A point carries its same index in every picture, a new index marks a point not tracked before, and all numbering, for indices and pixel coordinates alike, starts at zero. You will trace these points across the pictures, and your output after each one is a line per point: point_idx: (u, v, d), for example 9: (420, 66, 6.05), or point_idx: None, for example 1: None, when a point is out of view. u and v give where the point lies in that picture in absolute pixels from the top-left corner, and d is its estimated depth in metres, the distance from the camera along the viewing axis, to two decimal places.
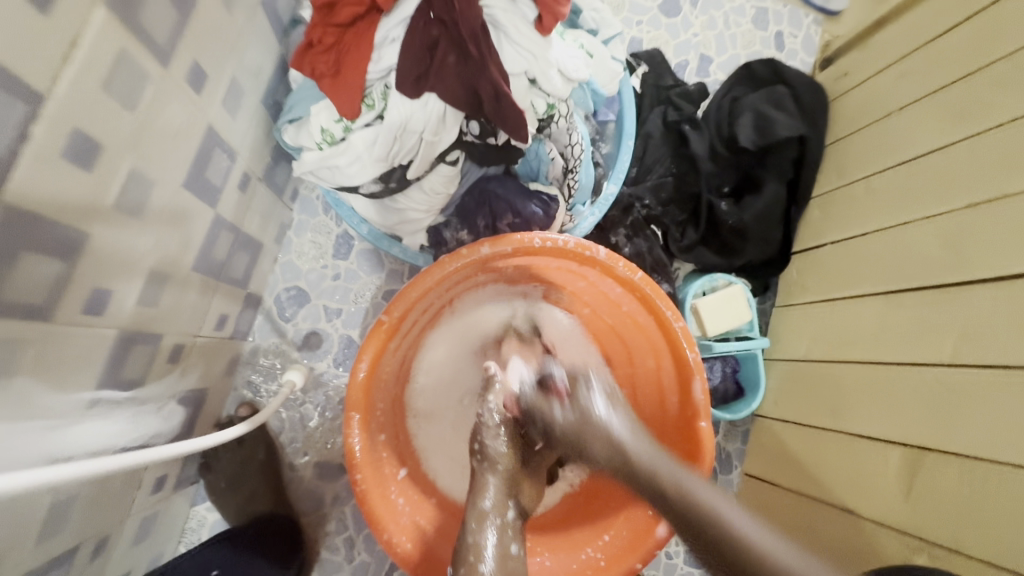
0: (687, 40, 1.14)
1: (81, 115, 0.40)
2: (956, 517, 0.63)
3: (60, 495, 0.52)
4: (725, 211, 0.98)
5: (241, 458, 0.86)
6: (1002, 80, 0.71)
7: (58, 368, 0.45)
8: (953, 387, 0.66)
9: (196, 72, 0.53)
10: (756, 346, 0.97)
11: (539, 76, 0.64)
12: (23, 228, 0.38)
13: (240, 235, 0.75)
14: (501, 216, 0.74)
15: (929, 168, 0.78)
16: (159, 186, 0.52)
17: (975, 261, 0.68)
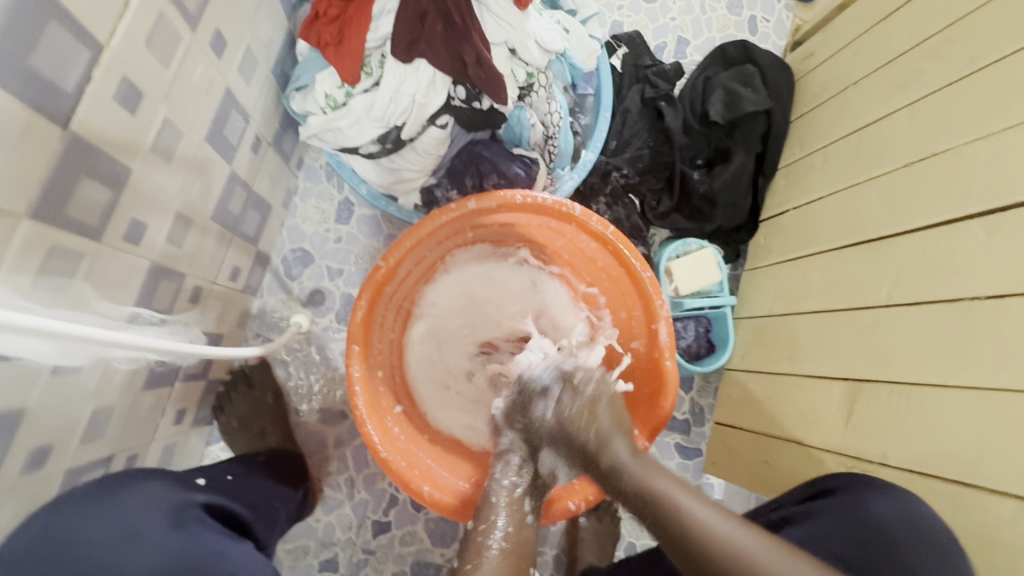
0: (666, 24, 1.22)
1: (128, 65, 0.48)
2: (886, 437, 0.71)
3: (103, 403, 0.60)
4: (696, 180, 1.06)
5: (252, 402, 0.92)
6: (938, 53, 0.79)
7: (103, 283, 0.53)
8: (886, 324, 0.75)
9: (217, 38, 0.61)
10: (726, 304, 1.05)
11: (518, 46, 0.73)
12: (84, 155, 0.46)
13: (252, 194, 0.83)
14: (487, 176, 0.82)
15: (876, 135, 0.87)
16: (186, 137, 0.60)
17: (908, 214, 0.76)
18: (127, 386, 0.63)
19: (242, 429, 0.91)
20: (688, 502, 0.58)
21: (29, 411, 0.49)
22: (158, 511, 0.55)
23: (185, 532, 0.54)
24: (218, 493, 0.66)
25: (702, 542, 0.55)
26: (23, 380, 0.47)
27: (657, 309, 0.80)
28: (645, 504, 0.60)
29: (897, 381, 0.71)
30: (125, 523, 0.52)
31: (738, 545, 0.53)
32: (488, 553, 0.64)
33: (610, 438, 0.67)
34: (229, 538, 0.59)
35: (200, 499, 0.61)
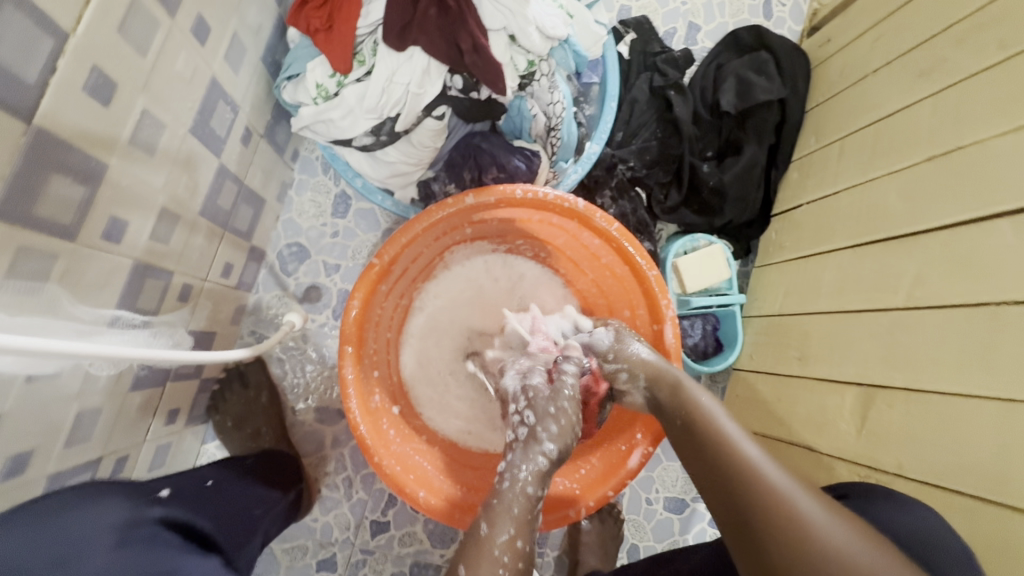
0: (675, 9, 1.17)
1: (99, 53, 0.45)
2: (902, 446, 0.68)
3: (87, 406, 0.58)
4: (706, 172, 1.02)
5: (246, 402, 0.91)
6: (963, 40, 0.74)
7: (81, 284, 0.51)
8: (904, 328, 0.71)
9: (200, 24, 0.58)
10: (735, 302, 1.01)
11: (518, 33, 0.70)
12: (53, 151, 0.44)
13: (244, 188, 0.80)
14: (486, 170, 0.79)
15: (897, 125, 0.82)
16: (169, 129, 0.57)
17: (931, 210, 0.72)
18: (113, 387, 0.61)
19: (236, 429, 0.90)
20: (741, 438, 0.55)
21: (5, 418, 0.47)
22: (106, 529, 0.52)
23: (131, 552, 0.52)
24: (181, 506, 0.63)
25: (739, 473, 0.52)
26: None
27: (663, 309, 0.77)
28: (693, 429, 0.59)
29: (915, 388, 0.67)
30: (64, 545, 0.49)
31: (778, 485, 0.50)
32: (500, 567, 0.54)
33: (664, 375, 0.66)
34: (185, 554, 0.57)
35: (157, 513, 0.59)
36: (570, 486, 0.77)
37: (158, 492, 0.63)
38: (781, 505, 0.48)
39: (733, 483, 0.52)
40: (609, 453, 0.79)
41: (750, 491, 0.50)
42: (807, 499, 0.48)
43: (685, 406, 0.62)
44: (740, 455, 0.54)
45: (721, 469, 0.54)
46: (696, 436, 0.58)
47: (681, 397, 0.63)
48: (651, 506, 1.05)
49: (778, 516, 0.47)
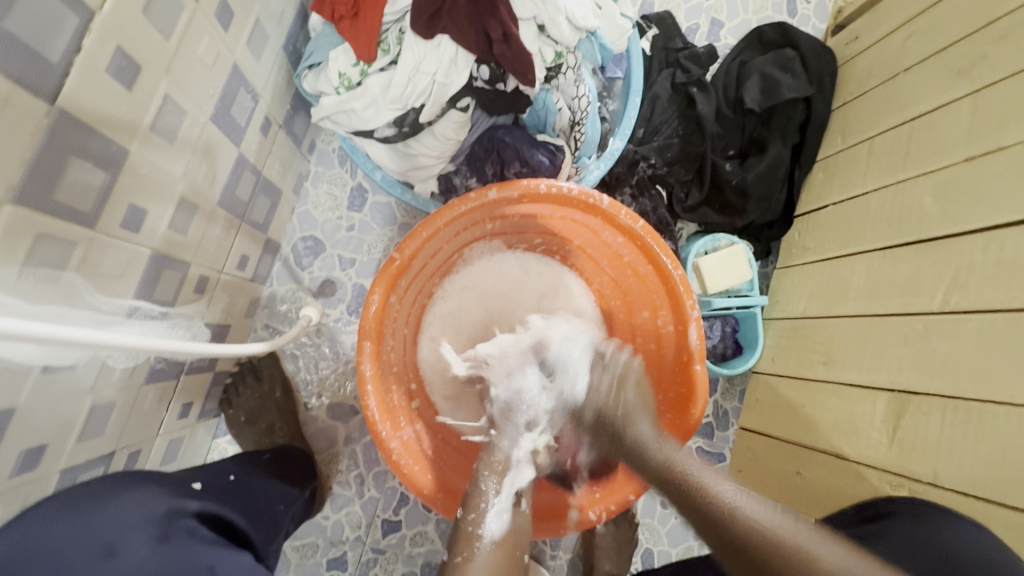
0: (699, 4, 1.15)
1: (123, 34, 0.44)
2: (936, 454, 0.66)
3: (101, 400, 0.56)
4: (728, 171, 1.00)
5: (259, 396, 0.89)
6: (1005, 37, 0.72)
7: (99, 273, 0.50)
8: (939, 334, 0.69)
9: (223, 8, 0.56)
10: (756, 304, 0.99)
11: (548, 22, 0.68)
12: (75, 135, 0.42)
13: (261, 179, 0.79)
14: (509, 164, 0.77)
15: (932, 126, 0.80)
16: (190, 115, 0.56)
17: (969, 213, 0.70)
18: (128, 380, 0.59)
19: (248, 424, 0.88)
20: (723, 484, 0.57)
21: (19, 410, 0.45)
22: (146, 523, 0.51)
23: (174, 545, 0.50)
24: (212, 500, 0.62)
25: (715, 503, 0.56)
26: (11, 377, 0.43)
27: (688, 310, 0.75)
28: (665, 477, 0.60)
29: (953, 396, 0.65)
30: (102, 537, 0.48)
31: (756, 515, 0.53)
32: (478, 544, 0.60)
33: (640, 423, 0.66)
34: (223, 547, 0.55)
35: (193, 507, 0.57)
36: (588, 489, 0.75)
37: (191, 484, 0.62)
38: (787, 542, 0.50)
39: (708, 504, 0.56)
40: None
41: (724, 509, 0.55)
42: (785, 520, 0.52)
43: (639, 449, 0.64)
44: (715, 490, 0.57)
45: (726, 524, 0.53)
46: (670, 485, 0.60)
47: (648, 447, 0.63)
48: (665, 510, 1.03)
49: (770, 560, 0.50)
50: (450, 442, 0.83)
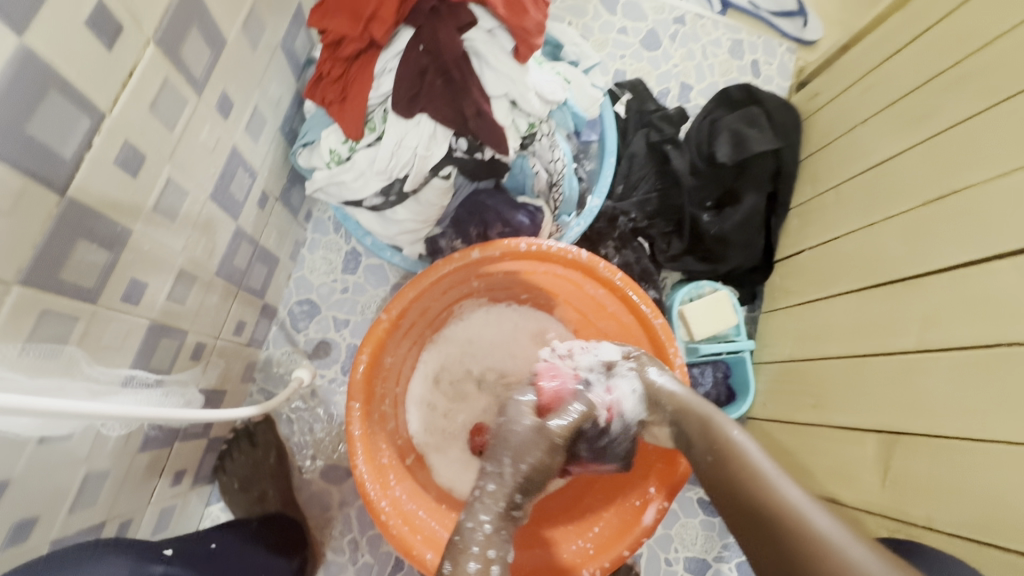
0: (668, 71, 1.24)
1: (131, 131, 0.49)
2: (929, 496, 0.65)
3: (94, 469, 0.57)
4: (707, 222, 1.04)
5: (253, 462, 0.90)
6: (946, 92, 0.79)
7: (98, 344, 0.53)
8: (920, 373, 0.69)
9: (224, 100, 0.63)
10: (744, 349, 1.01)
11: (519, 98, 0.72)
12: (81, 223, 0.46)
13: (259, 248, 0.83)
14: (492, 226, 0.82)
15: (892, 172, 0.84)
16: (191, 195, 0.61)
17: (934, 254, 0.73)
18: (122, 447, 0.60)
19: (241, 491, 0.89)
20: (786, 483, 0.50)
21: (12, 482, 0.47)
22: None
23: None
24: (182, 566, 0.62)
25: (780, 516, 0.47)
26: (8, 450, 0.45)
27: (671, 358, 0.77)
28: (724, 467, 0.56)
29: (934, 434, 0.66)
30: None
31: (797, 523, 0.45)
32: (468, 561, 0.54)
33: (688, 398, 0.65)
34: None
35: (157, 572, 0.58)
36: (583, 547, 0.75)
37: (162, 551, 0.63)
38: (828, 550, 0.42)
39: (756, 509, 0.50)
40: (622, 510, 0.77)
41: (769, 520, 0.48)
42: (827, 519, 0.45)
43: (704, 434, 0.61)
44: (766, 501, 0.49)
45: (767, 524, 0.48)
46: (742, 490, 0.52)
47: (710, 433, 0.60)
48: (670, 567, 1.00)
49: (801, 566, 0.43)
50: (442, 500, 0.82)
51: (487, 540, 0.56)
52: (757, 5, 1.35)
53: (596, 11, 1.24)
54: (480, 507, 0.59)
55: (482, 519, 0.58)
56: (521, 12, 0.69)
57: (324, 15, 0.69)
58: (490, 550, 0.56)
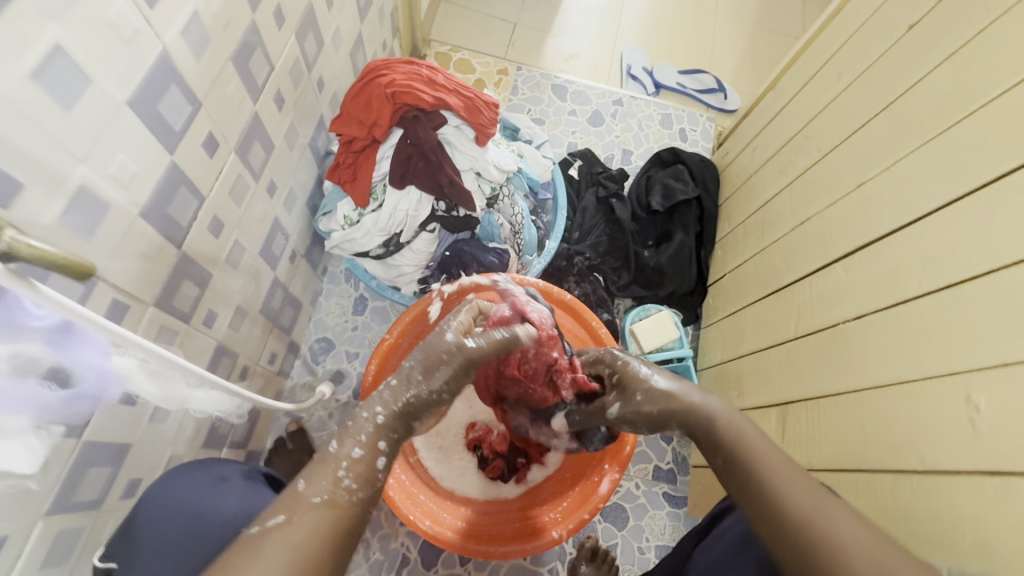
0: (612, 140, 1.54)
1: (218, 208, 0.74)
2: (809, 446, 0.84)
3: (175, 451, 0.77)
4: (647, 256, 1.29)
5: (292, 462, 1.07)
6: (800, 147, 1.07)
7: (188, 354, 0.74)
8: (796, 354, 0.91)
9: (271, 185, 0.89)
10: (687, 358, 1.21)
11: (482, 170, 1.00)
12: (187, 268, 0.70)
13: (289, 294, 1.07)
14: (469, 266, 1.06)
15: (775, 207, 1.10)
16: (247, 250, 0.85)
17: (800, 263, 0.97)
18: (191, 439, 0.80)
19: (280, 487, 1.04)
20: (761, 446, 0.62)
21: (132, 448, 0.67)
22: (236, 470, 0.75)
23: (255, 482, 0.75)
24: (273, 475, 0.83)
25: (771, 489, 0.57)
26: (134, 421, 0.65)
27: None
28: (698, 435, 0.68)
29: (810, 398, 0.85)
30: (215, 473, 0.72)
31: (805, 510, 0.54)
32: (338, 474, 0.57)
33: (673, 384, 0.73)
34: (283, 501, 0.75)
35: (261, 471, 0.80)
36: (554, 516, 0.93)
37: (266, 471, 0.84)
38: (774, 478, 0.58)
39: (772, 502, 0.56)
40: (584, 487, 0.95)
41: (783, 527, 0.54)
42: (831, 505, 0.54)
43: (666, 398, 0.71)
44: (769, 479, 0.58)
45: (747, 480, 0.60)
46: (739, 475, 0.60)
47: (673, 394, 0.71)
48: (643, 554, 1.15)
49: (823, 551, 0.51)
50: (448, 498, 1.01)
51: (376, 432, 0.61)
52: (683, 85, 1.67)
53: (550, 99, 1.56)
54: (389, 396, 0.63)
55: (375, 412, 0.62)
56: (477, 112, 0.97)
57: (337, 121, 0.94)
58: (378, 441, 0.60)
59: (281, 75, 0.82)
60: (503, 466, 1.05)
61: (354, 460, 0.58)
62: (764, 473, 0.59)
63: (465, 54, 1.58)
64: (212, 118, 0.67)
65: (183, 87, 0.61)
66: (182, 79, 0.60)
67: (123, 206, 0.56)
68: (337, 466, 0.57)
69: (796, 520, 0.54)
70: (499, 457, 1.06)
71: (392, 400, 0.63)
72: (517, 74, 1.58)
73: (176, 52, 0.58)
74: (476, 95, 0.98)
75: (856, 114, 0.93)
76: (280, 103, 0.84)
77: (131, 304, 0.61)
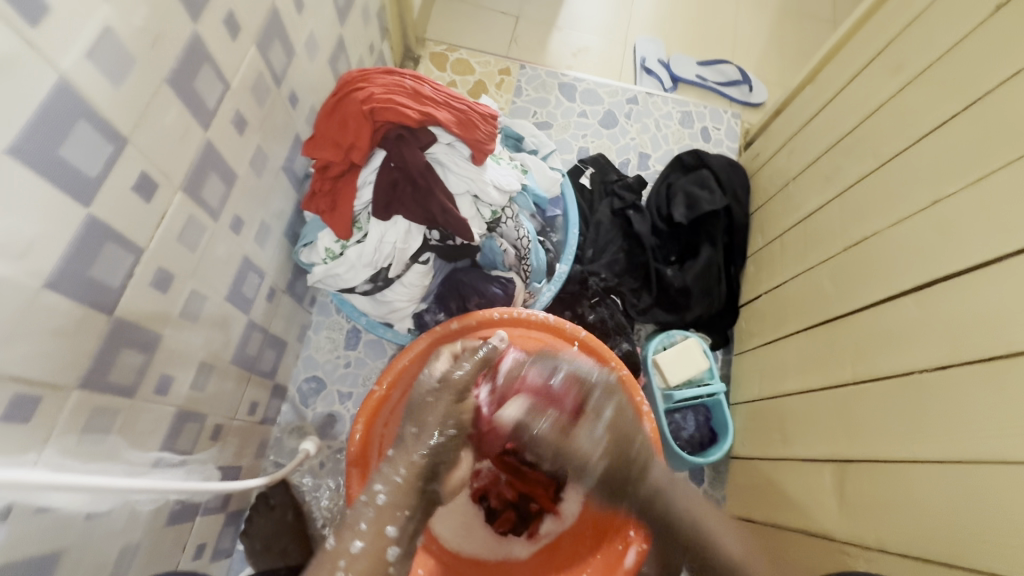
0: (626, 143, 1.40)
1: (164, 258, 0.62)
2: (874, 517, 0.72)
3: (130, 541, 0.66)
4: (671, 275, 1.14)
5: (274, 522, 0.97)
6: (850, 152, 0.92)
7: (135, 432, 0.63)
8: (857, 402, 0.78)
9: (236, 221, 0.77)
10: (718, 391, 1.08)
11: (479, 193, 0.87)
12: (124, 333, 0.58)
13: (269, 335, 0.96)
14: (469, 298, 0.94)
15: (822, 221, 0.96)
16: (209, 299, 0.73)
17: (858, 292, 0.83)
18: (151, 522, 0.70)
19: (264, 551, 0.95)
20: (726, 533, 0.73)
21: (65, 555, 0.56)
22: None
23: None
24: None
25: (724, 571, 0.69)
26: (62, 527, 0.54)
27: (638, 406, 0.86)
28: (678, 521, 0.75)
29: (878, 460, 0.72)
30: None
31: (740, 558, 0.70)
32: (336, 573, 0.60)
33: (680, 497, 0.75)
34: None
35: None
36: None
37: None
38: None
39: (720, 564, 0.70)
40: (605, 555, 0.82)
41: None
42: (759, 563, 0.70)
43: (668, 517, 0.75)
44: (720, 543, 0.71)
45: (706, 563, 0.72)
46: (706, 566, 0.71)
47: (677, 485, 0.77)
48: None
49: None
50: (454, 567, 0.86)
51: (381, 518, 0.64)
52: (703, 78, 1.51)
53: (557, 100, 1.42)
54: (391, 469, 0.68)
55: (376, 492, 0.66)
56: (472, 127, 0.85)
57: (311, 144, 0.81)
58: (387, 525, 0.64)
59: (240, 94, 0.70)
60: (514, 517, 0.93)
61: (368, 535, 0.63)
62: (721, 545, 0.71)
63: (463, 53, 1.45)
64: (146, 156, 0.56)
65: (100, 123, 0.49)
66: (96, 113, 0.48)
67: (15, 279, 0.44)
68: (335, 562, 0.61)
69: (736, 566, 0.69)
70: (510, 506, 0.95)
71: (392, 476, 0.68)
72: (521, 74, 1.44)
73: (81, 81, 0.46)
74: (471, 107, 0.86)
75: (927, 113, 0.78)
76: (241, 127, 0.72)
77: (41, 393, 0.49)
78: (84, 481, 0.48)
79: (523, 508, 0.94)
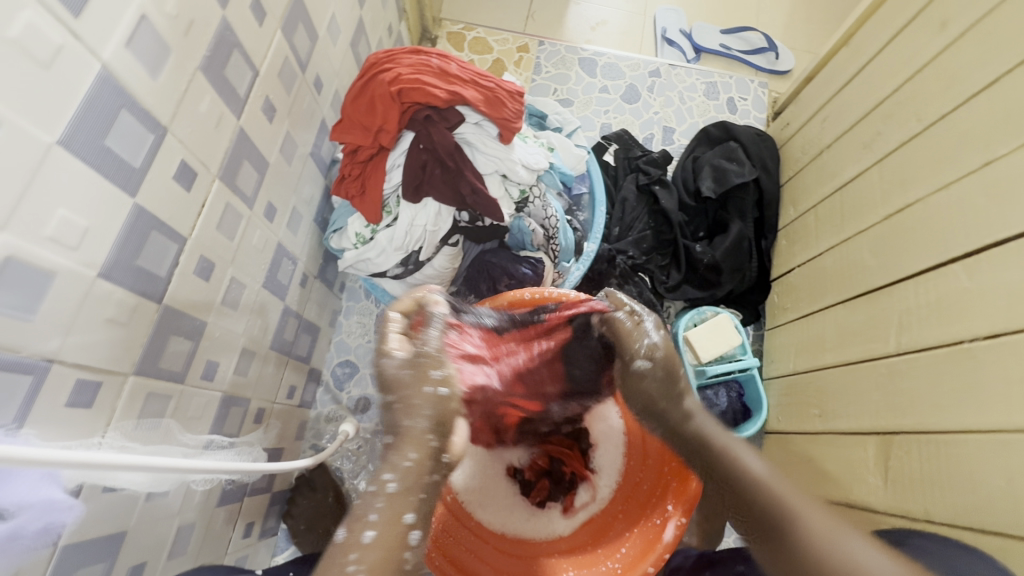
0: (650, 118, 1.37)
1: (205, 247, 0.63)
2: (922, 489, 0.72)
3: (184, 521, 0.68)
4: (700, 251, 1.12)
5: (316, 504, 1.00)
6: (890, 116, 0.89)
7: (186, 417, 0.65)
8: (903, 374, 0.77)
9: (269, 208, 0.77)
10: (751, 366, 1.07)
11: (508, 172, 0.87)
12: (173, 321, 0.60)
13: (303, 321, 0.97)
14: (499, 280, 0.93)
15: (860, 189, 0.93)
16: (248, 286, 0.75)
17: (901, 263, 0.81)
18: (204, 502, 0.72)
19: (308, 530, 0.98)
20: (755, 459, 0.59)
21: (128, 533, 0.58)
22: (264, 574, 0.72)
23: None
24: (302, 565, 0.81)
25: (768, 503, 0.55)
26: (126, 506, 0.56)
27: None
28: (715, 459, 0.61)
29: (922, 431, 0.73)
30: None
31: (818, 530, 0.51)
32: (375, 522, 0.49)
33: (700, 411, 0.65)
34: None
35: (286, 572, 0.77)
36: (612, 567, 0.79)
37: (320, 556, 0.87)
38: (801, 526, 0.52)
39: (779, 530, 0.53)
40: (644, 532, 0.80)
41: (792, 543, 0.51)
42: (849, 539, 0.50)
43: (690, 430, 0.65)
44: (796, 513, 0.53)
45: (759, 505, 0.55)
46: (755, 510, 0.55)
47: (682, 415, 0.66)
48: None
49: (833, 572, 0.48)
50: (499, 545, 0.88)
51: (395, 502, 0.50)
52: (728, 47, 1.46)
53: (577, 76, 1.39)
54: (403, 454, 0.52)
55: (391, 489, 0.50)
56: (499, 105, 0.84)
57: (337, 129, 0.81)
58: (404, 511, 0.50)
59: (269, 81, 0.70)
60: (548, 485, 0.96)
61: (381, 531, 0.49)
62: (803, 518, 0.52)
63: (480, 32, 1.42)
64: (185, 145, 0.56)
65: (140, 113, 0.50)
66: (136, 102, 0.49)
67: (73, 270, 0.46)
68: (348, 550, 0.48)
69: (815, 536, 0.51)
70: (544, 475, 0.97)
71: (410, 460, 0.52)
72: (539, 50, 1.41)
73: (122, 69, 0.46)
74: (497, 85, 0.85)
75: (975, 71, 0.75)
76: (271, 113, 0.72)
77: (102, 379, 0.51)
78: (160, 466, 0.50)
79: (556, 472, 0.96)
